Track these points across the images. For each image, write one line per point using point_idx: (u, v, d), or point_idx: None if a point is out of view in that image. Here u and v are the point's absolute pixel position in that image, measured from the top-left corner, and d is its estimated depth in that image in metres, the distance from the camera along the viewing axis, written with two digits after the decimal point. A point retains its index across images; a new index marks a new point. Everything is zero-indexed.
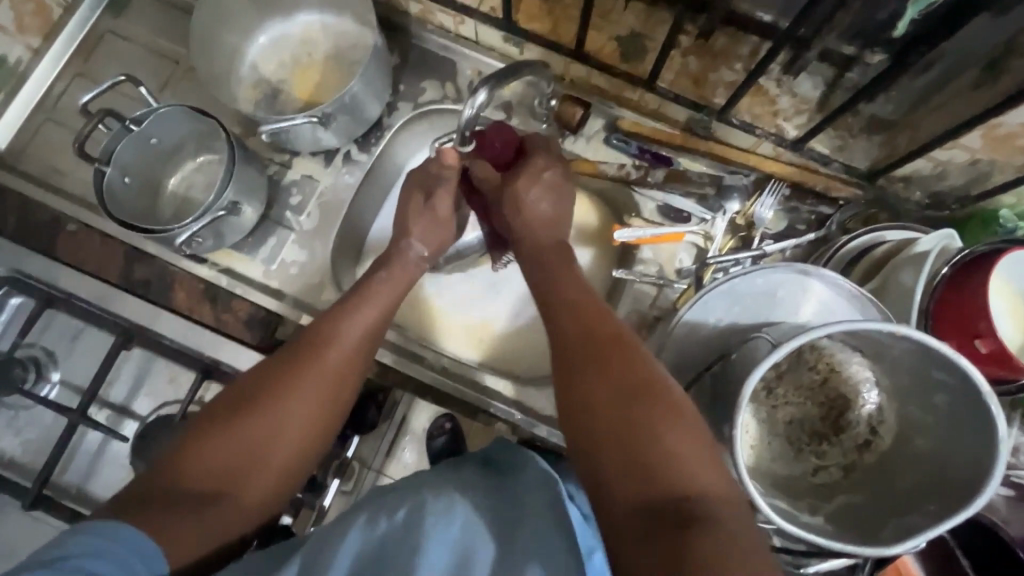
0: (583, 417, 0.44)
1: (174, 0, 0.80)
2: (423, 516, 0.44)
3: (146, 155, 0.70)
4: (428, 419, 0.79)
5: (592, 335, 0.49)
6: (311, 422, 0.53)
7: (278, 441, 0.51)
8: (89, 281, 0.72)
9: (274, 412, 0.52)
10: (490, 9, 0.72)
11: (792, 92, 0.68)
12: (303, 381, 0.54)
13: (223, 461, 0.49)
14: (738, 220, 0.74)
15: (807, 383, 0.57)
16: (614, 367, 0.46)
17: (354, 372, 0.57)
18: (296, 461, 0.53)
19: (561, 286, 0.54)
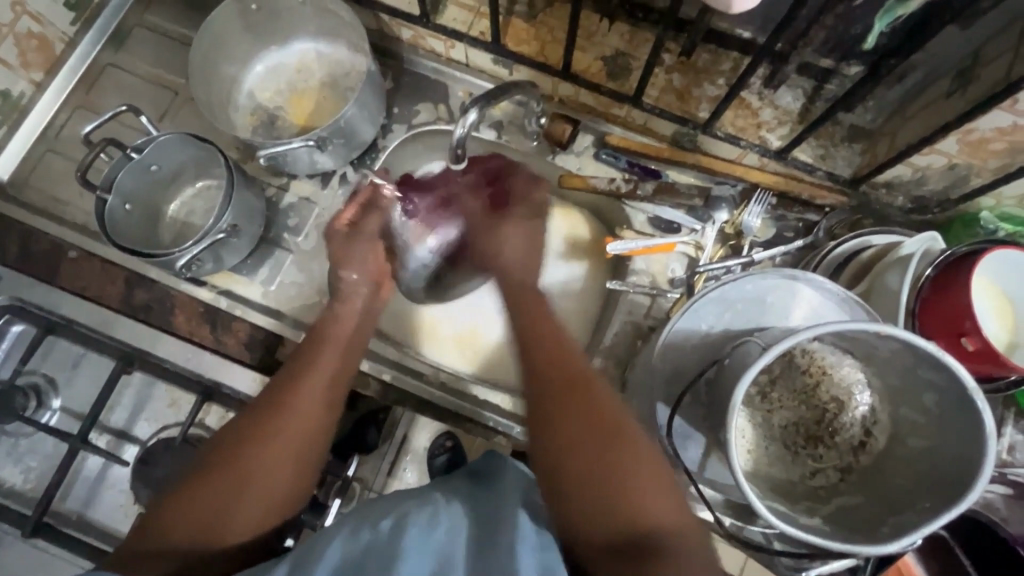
0: (552, 458, 0.48)
1: (173, 33, 0.82)
2: (407, 524, 0.46)
3: (146, 182, 0.72)
4: (430, 437, 0.77)
5: (559, 374, 0.52)
6: (289, 466, 0.54)
7: (255, 488, 0.52)
8: (91, 307, 0.73)
9: (250, 460, 0.52)
10: (479, 33, 0.76)
11: (774, 105, 0.71)
12: (272, 427, 0.54)
13: (199, 516, 0.49)
14: (727, 229, 0.76)
15: (801, 387, 0.58)
16: (576, 410, 0.50)
17: (325, 410, 0.57)
18: (277, 504, 0.53)
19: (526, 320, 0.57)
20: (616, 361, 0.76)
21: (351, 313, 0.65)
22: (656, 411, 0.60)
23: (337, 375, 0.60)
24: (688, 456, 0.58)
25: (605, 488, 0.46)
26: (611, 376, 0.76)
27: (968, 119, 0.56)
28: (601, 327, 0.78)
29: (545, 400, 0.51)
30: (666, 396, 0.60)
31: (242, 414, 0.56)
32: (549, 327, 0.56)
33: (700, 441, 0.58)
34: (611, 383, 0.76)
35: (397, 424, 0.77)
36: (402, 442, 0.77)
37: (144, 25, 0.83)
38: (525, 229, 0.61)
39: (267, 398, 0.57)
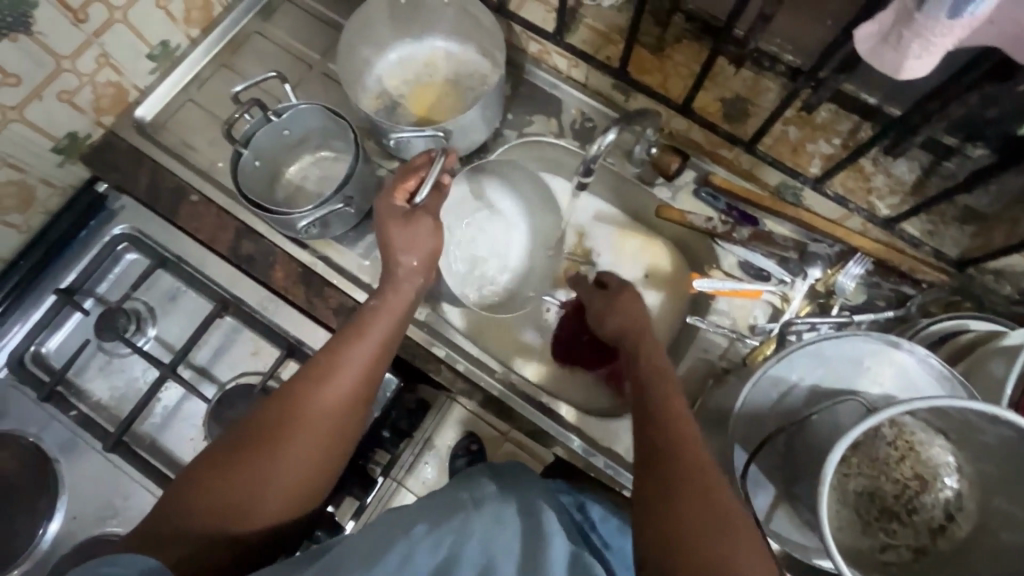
0: (665, 529, 0.45)
1: (318, 13, 0.88)
2: (442, 535, 0.49)
3: (277, 143, 0.76)
4: (454, 436, 0.84)
5: (670, 436, 0.50)
6: (311, 461, 0.54)
7: (280, 472, 0.52)
8: (201, 250, 0.79)
9: (282, 445, 0.53)
10: (605, 57, 0.79)
11: (887, 173, 0.70)
12: (298, 432, 0.53)
13: (227, 493, 0.51)
14: (818, 287, 0.75)
15: (883, 458, 0.56)
16: (686, 484, 0.46)
17: (351, 405, 0.56)
18: (292, 507, 0.53)
19: (646, 369, 0.56)
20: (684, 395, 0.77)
21: (391, 307, 0.62)
22: (734, 454, 0.58)
23: (366, 374, 0.58)
24: (755, 504, 0.57)
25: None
26: None
27: None
28: (672, 359, 0.79)
29: (674, 507, 0.45)
30: (745, 441, 0.59)
31: (273, 408, 0.54)
32: (669, 378, 0.55)
33: (770, 492, 0.57)
34: None
35: (427, 420, 0.84)
36: (426, 440, 0.83)
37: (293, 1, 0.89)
38: (609, 309, 0.64)
39: (289, 396, 0.55)
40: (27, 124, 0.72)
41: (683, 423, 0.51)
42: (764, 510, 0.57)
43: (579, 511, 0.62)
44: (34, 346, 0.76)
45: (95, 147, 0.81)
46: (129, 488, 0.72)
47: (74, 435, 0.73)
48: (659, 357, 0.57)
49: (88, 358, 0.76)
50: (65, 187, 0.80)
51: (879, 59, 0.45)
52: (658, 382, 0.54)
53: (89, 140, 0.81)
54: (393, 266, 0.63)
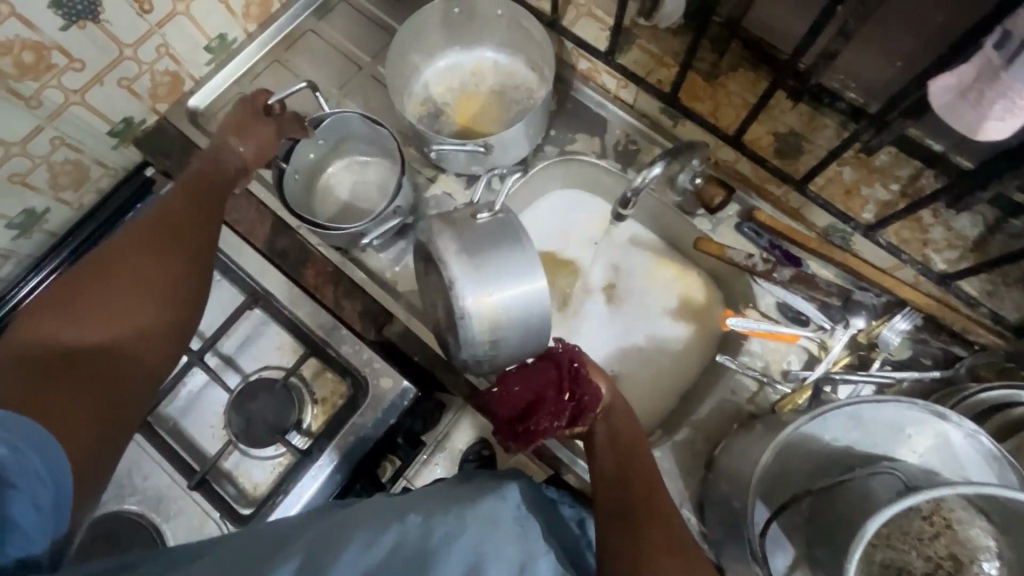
0: (627, 561, 0.46)
1: (372, 15, 0.89)
2: (434, 527, 0.46)
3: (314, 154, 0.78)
4: (468, 439, 0.79)
5: (647, 490, 0.53)
6: (168, 289, 0.55)
7: (124, 301, 0.52)
8: (233, 239, 0.79)
9: (121, 277, 0.53)
10: (656, 81, 0.77)
11: (947, 226, 0.67)
12: (141, 261, 0.55)
13: (71, 327, 0.49)
14: (860, 338, 0.71)
15: (915, 531, 0.52)
16: (650, 524, 0.49)
17: (194, 243, 0.60)
18: (183, 301, 0.56)
19: (616, 429, 0.61)
20: (707, 435, 0.73)
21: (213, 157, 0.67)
22: (755, 509, 0.56)
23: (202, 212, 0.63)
24: (773, 565, 0.55)
25: None
26: (698, 449, 0.73)
27: None
28: (697, 396, 0.77)
29: (636, 544, 0.47)
30: (767, 496, 0.56)
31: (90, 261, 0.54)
32: (633, 437, 0.60)
33: (789, 553, 0.55)
34: (698, 456, 0.73)
35: (443, 418, 0.78)
36: (441, 438, 0.78)
37: (348, 2, 0.90)
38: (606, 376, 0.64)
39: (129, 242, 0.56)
40: (87, 106, 0.74)
41: (651, 475, 0.55)
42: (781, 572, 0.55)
43: (580, 526, 0.64)
44: None
45: (147, 132, 0.84)
46: (147, 468, 0.73)
47: None
48: (632, 425, 0.61)
49: None
50: (116, 168, 0.84)
51: (954, 114, 0.43)
52: (628, 450, 0.58)
53: (143, 125, 0.83)
54: (226, 152, 0.67)
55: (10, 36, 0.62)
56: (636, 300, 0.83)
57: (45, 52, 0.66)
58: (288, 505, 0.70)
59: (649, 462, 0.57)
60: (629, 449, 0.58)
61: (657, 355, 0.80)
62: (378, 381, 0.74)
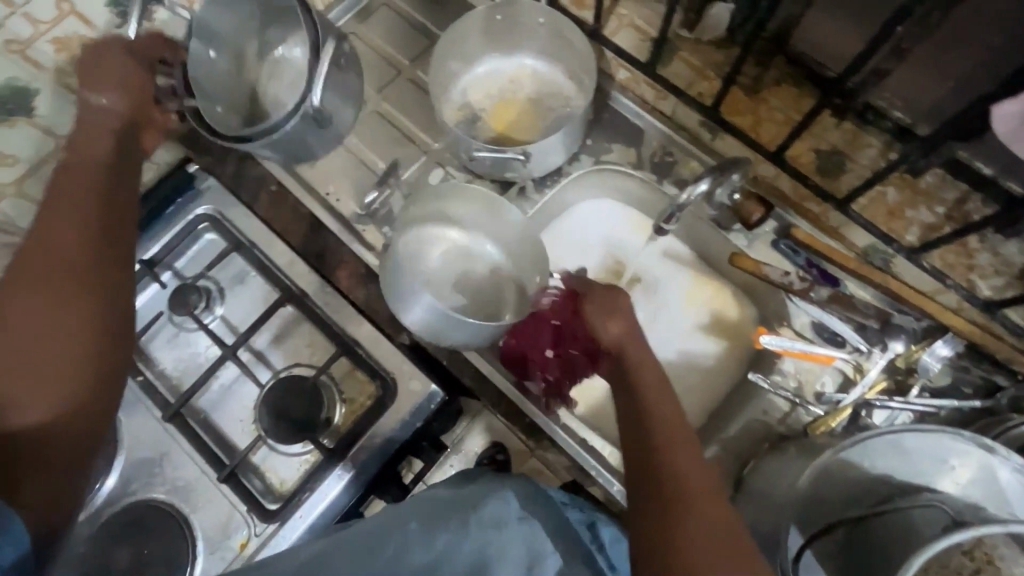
0: (656, 530, 0.47)
1: (413, 20, 0.90)
2: (438, 534, 0.52)
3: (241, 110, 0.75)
4: (482, 443, 0.80)
5: (668, 443, 0.52)
6: (82, 307, 0.48)
7: (42, 340, 0.46)
8: (273, 244, 0.81)
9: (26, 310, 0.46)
10: (697, 94, 0.77)
11: (993, 252, 0.66)
12: (42, 286, 0.48)
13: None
14: (898, 362, 0.70)
15: (955, 567, 0.51)
16: (676, 491, 0.49)
17: (96, 239, 0.51)
18: (98, 325, 0.49)
19: (632, 371, 0.57)
20: (734, 454, 0.73)
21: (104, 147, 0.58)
22: (790, 535, 0.53)
23: (105, 215, 0.53)
24: None
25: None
26: (726, 467, 0.72)
27: None
28: (726, 414, 0.76)
29: (660, 518, 0.48)
30: (800, 523, 0.54)
31: None
32: (650, 376, 0.56)
33: None
34: (725, 474, 0.72)
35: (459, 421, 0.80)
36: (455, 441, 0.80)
37: (390, 7, 0.91)
38: (605, 308, 0.60)
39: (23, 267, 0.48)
40: None
41: (676, 427, 0.53)
42: None
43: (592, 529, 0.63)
44: None
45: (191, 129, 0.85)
46: (178, 459, 0.74)
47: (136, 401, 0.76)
48: (644, 356, 0.57)
49: (157, 329, 0.80)
50: (160, 163, 0.86)
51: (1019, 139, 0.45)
52: (655, 395, 0.55)
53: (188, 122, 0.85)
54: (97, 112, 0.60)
55: None
56: (666, 313, 0.82)
57: None
58: (315, 502, 0.71)
59: (676, 408, 0.54)
60: (654, 402, 0.55)
61: (685, 371, 0.80)
62: (407, 384, 0.75)
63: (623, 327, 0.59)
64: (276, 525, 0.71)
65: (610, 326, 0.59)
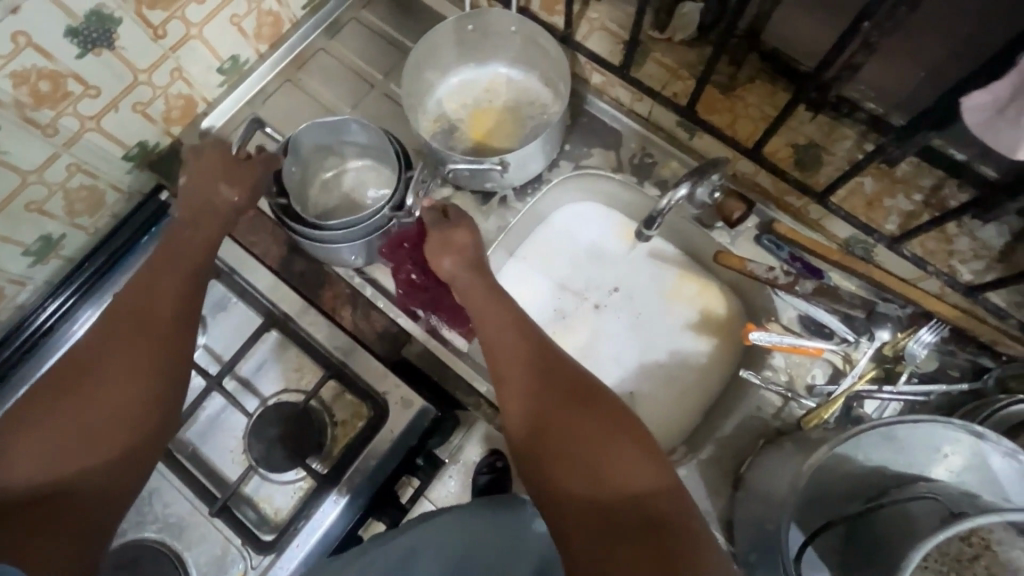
0: (524, 431, 0.52)
1: (384, 33, 0.89)
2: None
3: (296, 180, 0.76)
4: (479, 452, 0.77)
5: (521, 352, 0.56)
6: (133, 376, 0.52)
7: (97, 405, 0.50)
8: (252, 263, 0.79)
9: (92, 379, 0.51)
10: (673, 94, 0.77)
11: (972, 236, 0.66)
12: (104, 356, 0.52)
13: (49, 447, 0.48)
14: (885, 350, 0.69)
15: (957, 555, 0.51)
16: (538, 391, 0.53)
17: (149, 311, 0.56)
18: (140, 393, 0.52)
19: (472, 303, 0.61)
20: (732, 452, 0.72)
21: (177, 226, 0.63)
22: (789, 533, 0.54)
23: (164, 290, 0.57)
24: None
25: (588, 457, 0.48)
26: (724, 466, 0.72)
27: None
28: (721, 413, 0.75)
29: (529, 420, 0.52)
30: (801, 519, 0.55)
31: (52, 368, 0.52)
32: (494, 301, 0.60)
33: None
34: (723, 474, 0.72)
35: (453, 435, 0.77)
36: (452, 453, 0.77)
37: (360, 22, 0.90)
38: (447, 248, 0.63)
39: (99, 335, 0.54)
40: (102, 132, 0.74)
41: (526, 336, 0.57)
42: None
43: None
44: None
45: (163, 155, 0.84)
46: (169, 496, 0.73)
47: None
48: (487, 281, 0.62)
49: None
50: (131, 192, 0.83)
51: (991, 133, 0.42)
52: (490, 312, 0.59)
53: (157, 148, 0.83)
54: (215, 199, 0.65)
55: (28, 66, 0.62)
56: (651, 315, 0.82)
57: (61, 80, 0.66)
58: (310, 531, 0.70)
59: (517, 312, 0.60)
60: (500, 330, 0.58)
61: (680, 372, 0.80)
62: (398, 405, 0.73)
63: (453, 268, 0.63)
64: (273, 556, 0.69)
65: (442, 263, 0.63)
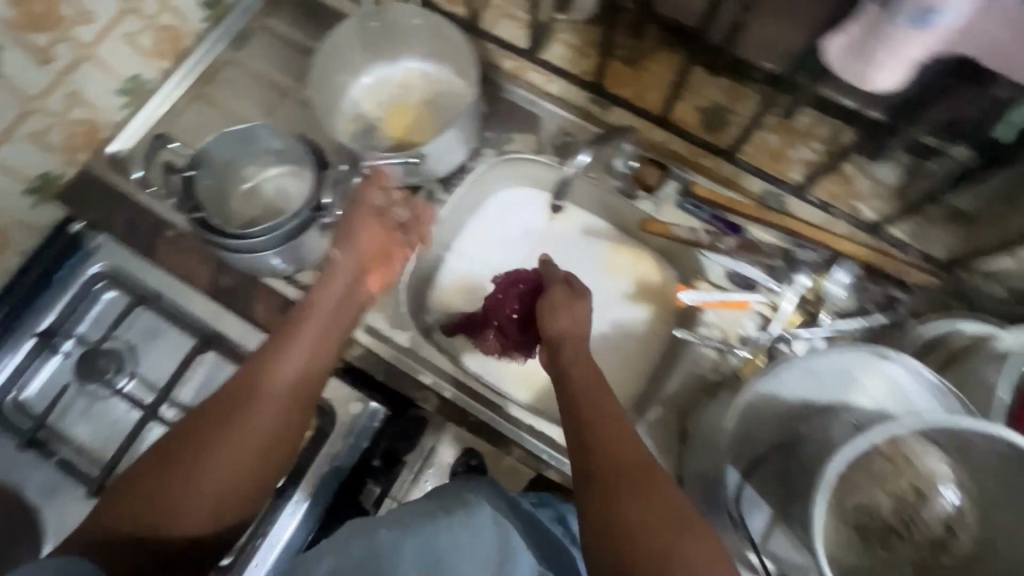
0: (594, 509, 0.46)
1: (292, 40, 0.88)
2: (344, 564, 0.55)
3: (213, 192, 0.74)
4: (454, 453, 0.77)
5: (608, 420, 0.51)
6: (229, 448, 0.54)
7: (187, 471, 0.52)
8: (181, 286, 0.78)
9: (205, 444, 0.53)
10: (581, 72, 0.80)
11: (872, 177, 0.74)
12: (219, 427, 0.54)
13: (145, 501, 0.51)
14: (808, 295, 0.73)
15: (879, 473, 0.54)
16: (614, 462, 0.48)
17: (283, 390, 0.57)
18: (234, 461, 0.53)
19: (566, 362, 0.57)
20: (676, 410, 0.75)
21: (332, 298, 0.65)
22: (727, 472, 0.57)
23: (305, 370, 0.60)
24: (752, 527, 0.57)
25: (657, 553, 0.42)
26: (669, 425, 0.74)
27: None
28: (663, 374, 0.78)
29: (604, 499, 0.46)
30: (737, 460, 0.58)
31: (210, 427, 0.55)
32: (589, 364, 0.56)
33: (766, 511, 0.56)
34: (670, 432, 0.74)
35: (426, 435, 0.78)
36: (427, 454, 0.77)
37: (266, 30, 0.88)
38: (564, 303, 0.61)
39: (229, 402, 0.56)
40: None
41: (610, 404, 0.52)
42: (761, 530, 0.57)
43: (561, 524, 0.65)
44: (13, 392, 0.74)
45: (70, 185, 0.80)
46: None
47: (58, 481, 0.72)
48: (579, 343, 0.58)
49: (70, 402, 0.75)
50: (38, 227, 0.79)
51: (849, 71, 0.45)
52: (586, 376, 0.55)
53: (62, 178, 0.79)
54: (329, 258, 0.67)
55: None
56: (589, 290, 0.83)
57: None
58: (269, 548, 0.69)
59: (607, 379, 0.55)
60: (589, 395, 0.53)
61: (624, 342, 0.81)
62: (346, 406, 0.74)
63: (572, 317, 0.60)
64: None
65: (557, 317, 0.60)
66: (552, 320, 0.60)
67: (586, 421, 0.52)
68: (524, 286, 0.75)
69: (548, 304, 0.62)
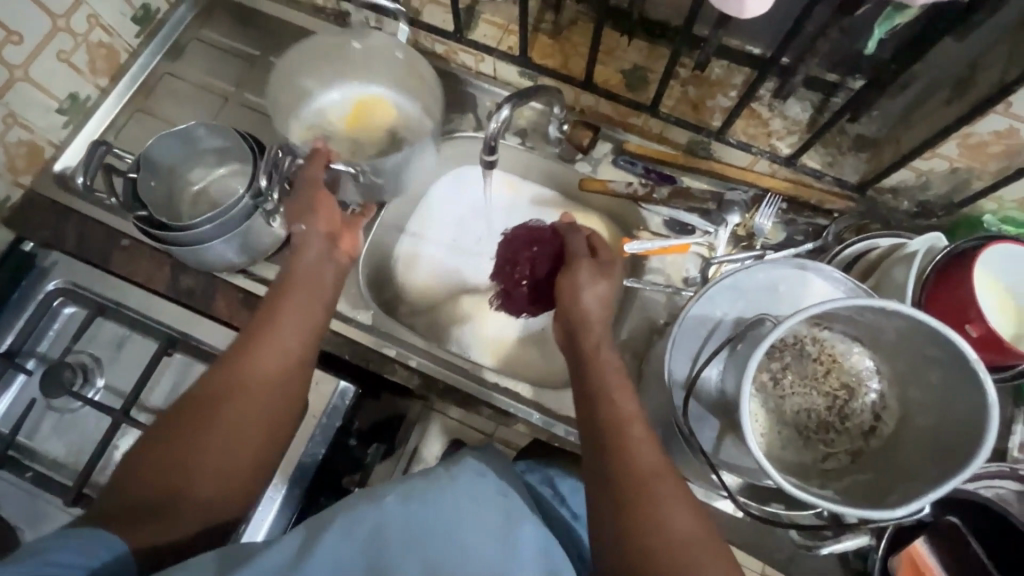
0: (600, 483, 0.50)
1: (227, 47, 0.90)
2: None
3: (158, 194, 0.76)
4: (440, 447, 0.82)
5: (614, 402, 0.54)
6: (255, 424, 0.58)
7: (213, 441, 0.55)
8: (141, 293, 0.79)
9: (225, 414, 0.56)
10: (508, 48, 0.82)
11: (783, 116, 0.77)
12: (236, 399, 0.57)
13: (167, 465, 0.53)
14: (739, 231, 0.79)
15: (811, 373, 0.60)
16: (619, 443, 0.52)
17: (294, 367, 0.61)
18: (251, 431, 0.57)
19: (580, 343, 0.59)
20: (633, 353, 0.79)
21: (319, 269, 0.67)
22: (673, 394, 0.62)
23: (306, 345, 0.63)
24: (703, 439, 0.61)
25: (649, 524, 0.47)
26: (628, 368, 0.78)
27: (966, 123, 0.60)
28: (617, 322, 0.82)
29: (608, 478, 0.50)
30: (681, 382, 0.63)
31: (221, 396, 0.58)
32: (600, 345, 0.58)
33: (714, 425, 0.61)
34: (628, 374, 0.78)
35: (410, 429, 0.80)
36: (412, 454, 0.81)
37: (200, 40, 0.90)
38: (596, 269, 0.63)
39: (240, 373, 0.59)
40: None
41: (621, 387, 0.55)
42: (711, 442, 0.61)
43: (548, 486, 0.67)
44: None
45: (18, 208, 0.81)
46: None
47: (32, 497, 0.71)
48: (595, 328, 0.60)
49: (39, 418, 0.75)
50: None
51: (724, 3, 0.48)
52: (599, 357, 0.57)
53: (8, 202, 0.80)
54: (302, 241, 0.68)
55: None
56: None
57: None
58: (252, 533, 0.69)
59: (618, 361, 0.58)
60: (602, 377, 0.56)
61: None
62: (317, 388, 0.75)
63: (603, 293, 0.62)
64: None
65: (581, 296, 0.61)
66: (575, 296, 0.62)
67: (598, 400, 0.54)
68: (537, 248, 0.77)
69: (568, 280, 0.63)
